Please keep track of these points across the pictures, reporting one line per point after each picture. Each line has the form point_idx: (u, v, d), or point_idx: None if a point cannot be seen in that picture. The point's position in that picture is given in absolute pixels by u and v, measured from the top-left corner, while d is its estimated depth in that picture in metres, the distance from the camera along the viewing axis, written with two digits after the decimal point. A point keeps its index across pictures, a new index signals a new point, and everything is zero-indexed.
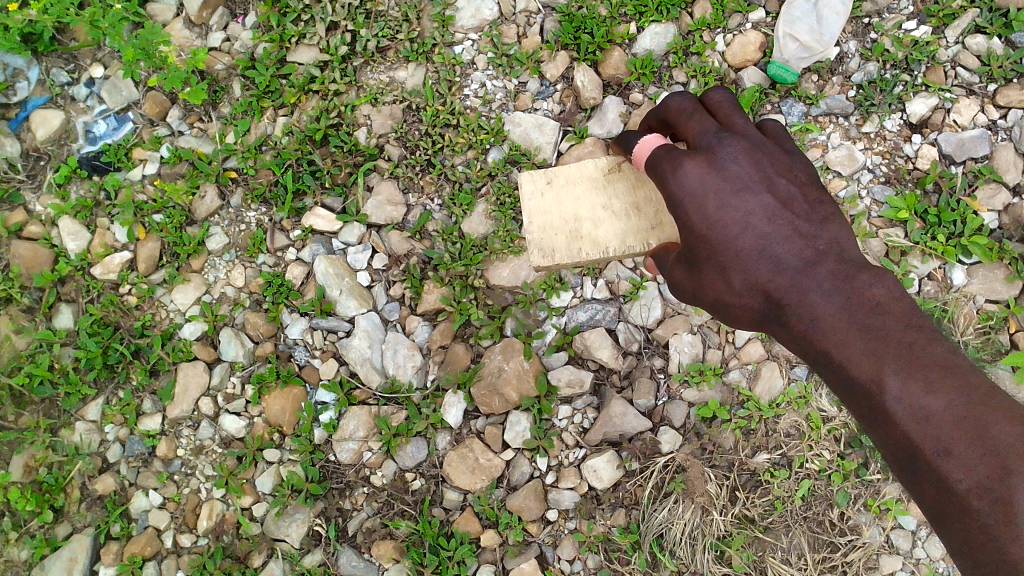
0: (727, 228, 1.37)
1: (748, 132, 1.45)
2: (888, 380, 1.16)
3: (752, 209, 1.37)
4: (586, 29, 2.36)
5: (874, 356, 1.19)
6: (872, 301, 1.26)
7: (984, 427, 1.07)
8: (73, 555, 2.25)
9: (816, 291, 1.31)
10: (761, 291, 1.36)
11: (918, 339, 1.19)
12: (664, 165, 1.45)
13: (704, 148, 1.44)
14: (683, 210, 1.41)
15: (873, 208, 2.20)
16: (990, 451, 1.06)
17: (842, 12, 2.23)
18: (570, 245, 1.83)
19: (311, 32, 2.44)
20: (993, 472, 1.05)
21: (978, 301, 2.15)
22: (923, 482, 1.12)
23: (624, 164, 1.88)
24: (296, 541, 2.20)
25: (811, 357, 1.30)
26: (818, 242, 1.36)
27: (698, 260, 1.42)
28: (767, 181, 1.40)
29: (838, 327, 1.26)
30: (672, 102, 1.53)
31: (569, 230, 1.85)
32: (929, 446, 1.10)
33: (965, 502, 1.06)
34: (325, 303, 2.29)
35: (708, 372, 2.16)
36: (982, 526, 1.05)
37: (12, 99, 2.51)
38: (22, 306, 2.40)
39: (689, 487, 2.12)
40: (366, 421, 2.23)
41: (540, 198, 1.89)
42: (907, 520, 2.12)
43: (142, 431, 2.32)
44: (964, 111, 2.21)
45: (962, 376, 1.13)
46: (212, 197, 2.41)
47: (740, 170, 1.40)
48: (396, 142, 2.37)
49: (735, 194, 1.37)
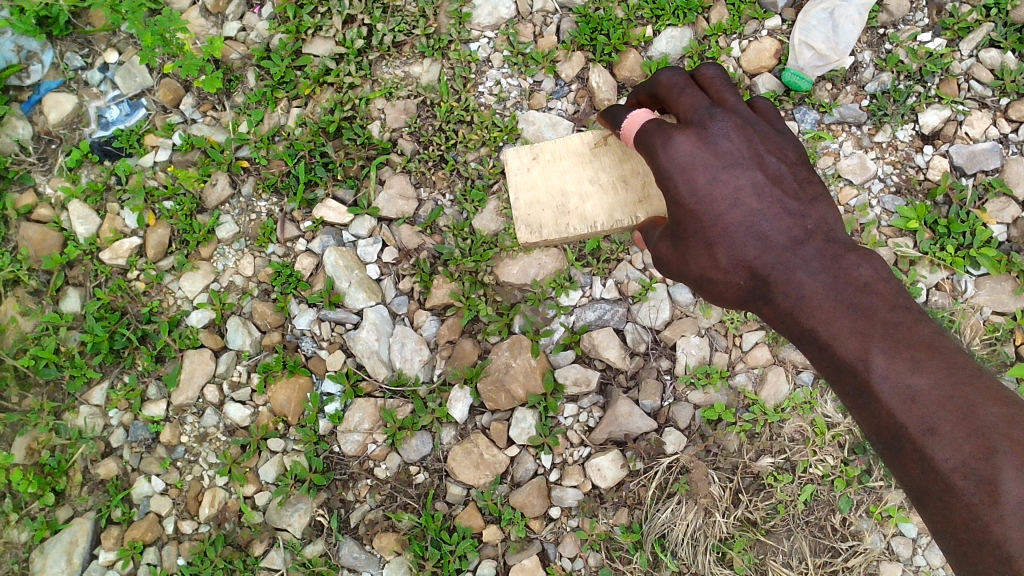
0: (716, 204, 1.43)
1: (739, 110, 1.53)
2: (875, 359, 1.22)
3: (742, 185, 1.43)
4: (602, 31, 2.37)
5: (861, 334, 1.26)
6: (860, 281, 1.33)
7: (969, 408, 1.13)
8: (74, 538, 2.25)
9: (804, 269, 1.38)
10: (746, 269, 1.42)
11: (904, 319, 1.26)
12: (653, 138, 1.51)
13: (696, 123, 1.50)
14: (673, 183, 1.46)
15: (883, 217, 2.22)
16: (976, 432, 1.11)
17: (858, 21, 2.24)
18: (555, 220, 1.95)
19: (327, 24, 2.45)
20: (977, 451, 1.11)
21: (985, 313, 2.16)
22: (908, 462, 1.18)
23: (609, 138, 1.97)
24: (298, 531, 2.21)
25: (795, 334, 1.37)
26: (806, 222, 1.43)
27: (685, 234, 1.48)
28: (757, 159, 1.47)
29: (824, 305, 1.32)
30: (663, 77, 1.61)
31: (555, 205, 1.96)
32: (915, 425, 1.16)
33: (950, 481, 1.12)
34: (334, 295, 2.30)
35: (715, 375, 2.17)
36: (966, 505, 1.10)
37: (25, 82, 2.51)
38: (29, 288, 2.40)
39: (692, 488, 2.13)
40: (372, 414, 2.23)
41: (527, 173, 1.99)
42: (908, 528, 2.13)
43: (146, 417, 2.31)
44: (976, 124, 2.24)
45: (947, 356, 1.19)
46: (223, 186, 2.41)
47: (731, 146, 1.47)
48: (410, 137, 2.39)
49: (726, 170, 1.44)
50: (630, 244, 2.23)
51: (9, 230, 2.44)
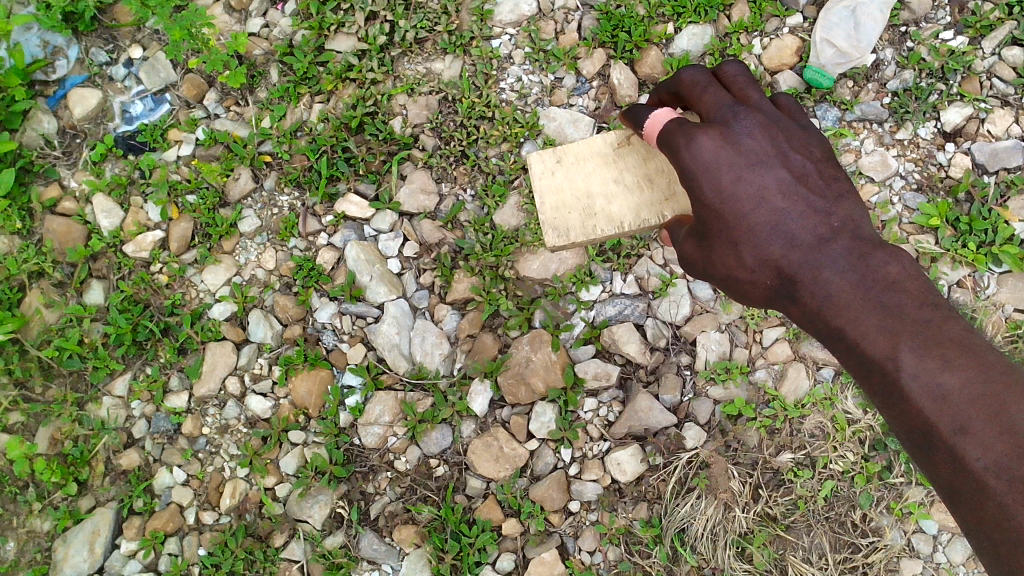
0: (741, 203, 1.44)
1: (762, 107, 1.52)
2: (904, 358, 1.23)
3: (767, 185, 1.44)
4: (623, 28, 2.38)
5: (889, 333, 1.26)
6: (888, 279, 1.34)
7: (1001, 406, 1.13)
8: (96, 527, 2.26)
9: (831, 267, 1.38)
10: (772, 268, 1.43)
11: (934, 317, 1.26)
12: (676, 138, 1.50)
13: (719, 122, 1.51)
14: (696, 182, 1.47)
15: (905, 214, 2.22)
16: (1007, 431, 1.11)
17: (879, 19, 2.23)
18: (583, 222, 1.93)
19: (350, 21, 2.47)
20: (1010, 450, 1.11)
21: (1007, 310, 2.16)
22: (939, 462, 1.18)
23: (633, 138, 1.97)
24: (318, 523, 2.22)
25: (822, 333, 1.38)
26: (832, 219, 1.43)
27: (710, 233, 1.49)
28: (781, 157, 1.47)
29: (852, 303, 1.33)
30: (685, 76, 1.59)
31: (583, 208, 1.95)
32: (946, 424, 1.16)
33: (983, 481, 1.12)
34: (355, 289, 2.30)
35: (735, 370, 2.17)
36: (998, 505, 1.11)
37: (51, 77, 2.53)
38: (54, 281, 2.42)
39: (712, 483, 2.13)
40: (392, 407, 2.24)
41: (551, 176, 1.99)
42: (929, 524, 2.13)
43: (168, 408, 2.34)
44: (999, 122, 2.24)
45: (978, 355, 1.19)
46: (246, 180, 2.42)
47: (755, 145, 1.46)
48: (432, 132, 2.40)
49: (750, 169, 1.44)
50: (651, 239, 2.25)
51: (35, 222, 2.46)
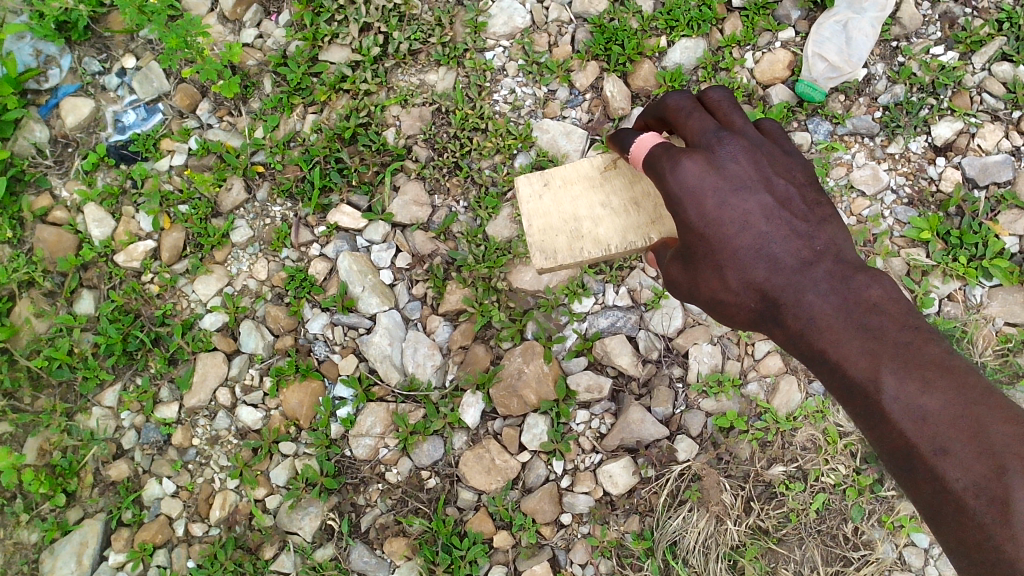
0: (725, 227, 1.43)
1: (747, 132, 1.51)
2: (885, 380, 1.22)
3: (751, 209, 1.43)
4: (617, 41, 2.39)
5: (871, 356, 1.25)
6: (870, 301, 1.33)
7: (980, 428, 1.14)
8: (84, 539, 2.24)
9: (813, 290, 1.37)
10: (756, 290, 1.42)
11: (914, 340, 1.26)
12: (661, 162, 1.50)
13: (704, 147, 1.49)
14: (682, 207, 1.46)
15: (896, 227, 2.23)
16: (987, 452, 1.12)
17: (871, 35, 2.26)
18: (571, 245, 1.92)
19: (344, 32, 2.47)
20: (989, 471, 1.12)
21: (997, 324, 2.17)
22: (919, 482, 1.18)
23: (619, 162, 1.96)
24: (308, 535, 2.21)
25: (805, 355, 1.37)
26: (815, 243, 1.43)
27: (695, 256, 1.48)
28: (765, 182, 1.46)
29: (834, 326, 1.32)
30: (670, 100, 1.58)
31: (570, 231, 1.93)
32: (927, 446, 1.16)
33: (963, 502, 1.13)
34: (347, 300, 2.30)
35: (727, 383, 2.18)
36: (979, 524, 1.11)
37: (43, 86, 2.53)
38: (44, 290, 2.41)
39: (704, 496, 2.13)
40: (384, 418, 2.23)
41: (539, 200, 1.98)
42: (921, 538, 2.12)
43: (158, 419, 2.32)
44: (989, 137, 2.25)
45: (957, 377, 1.19)
46: (238, 190, 2.42)
47: (740, 169, 1.45)
48: (425, 144, 2.40)
49: (735, 193, 1.43)
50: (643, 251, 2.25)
51: (25, 232, 2.44)
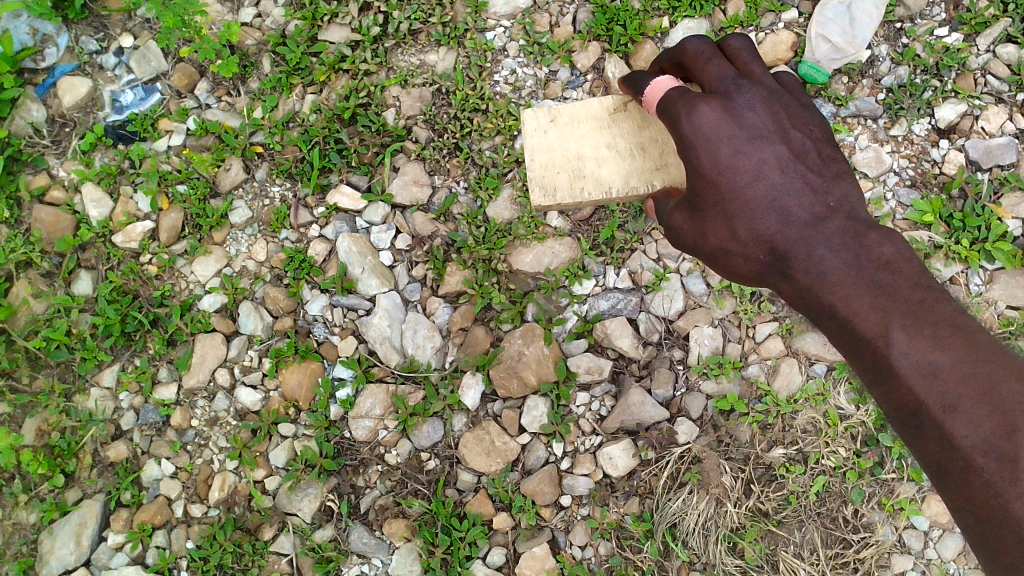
0: (739, 175, 1.45)
1: (764, 82, 1.53)
2: (894, 335, 1.22)
3: (766, 159, 1.45)
4: (619, 21, 2.37)
5: (882, 312, 1.26)
6: (882, 258, 1.34)
7: (991, 385, 1.14)
8: (83, 520, 2.23)
9: (824, 246, 1.38)
10: (765, 243, 1.43)
11: (926, 297, 1.26)
12: (677, 107, 1.51)
13: (722, 94, 1.51)
14: (695, 152, 1.47)
15: (898, 210, 2.22)
16: (997, 409, 1.12)
17: (874, 15, 2.25)
18: (572, 185, 1.92)
19: (343, 12, 2.44)
20: (999, 429, 1.11)
21: (999, 307, 2.16)
22: (927, 440, 1.18)
23: (629, 105, 1.96)
24: (308, 516, 2.21)
25: (812, 311, 1.38)
26: (828, 199, 1.45)
27: (702, 205, 1.49)
28: (781, 134, 1.48)
29: (845, 281, 1.33)
30: (690, 45, 1.60)
31: (572, 171, 1.93)
32: (936, 403, 1.16)
33: (971, 459, 1.12)
34: (347, 281, 2.29)
35: (727, 365, 2.17)
36: (986, 483, 1.11)
37: (40, 65, 2.50)
38: (42, 270, 2.40)
39: (704, 478, 2.12)
40: (384, 400, 2.23)
41: (543, 135, 1.98)
42: (919, 521, 2.12)
43: (157, 400, 2.31)
44: (993, 119, 2.24)
45: (969, 334, 1.19)
46: (237, 170, 2.40)
47: (756, 120, 1.48)
48: (425, 124, 2.39)
49: (751, 143, 1.45)
50: (644, 234, 2.25)
51: (23, 212, 2.43)
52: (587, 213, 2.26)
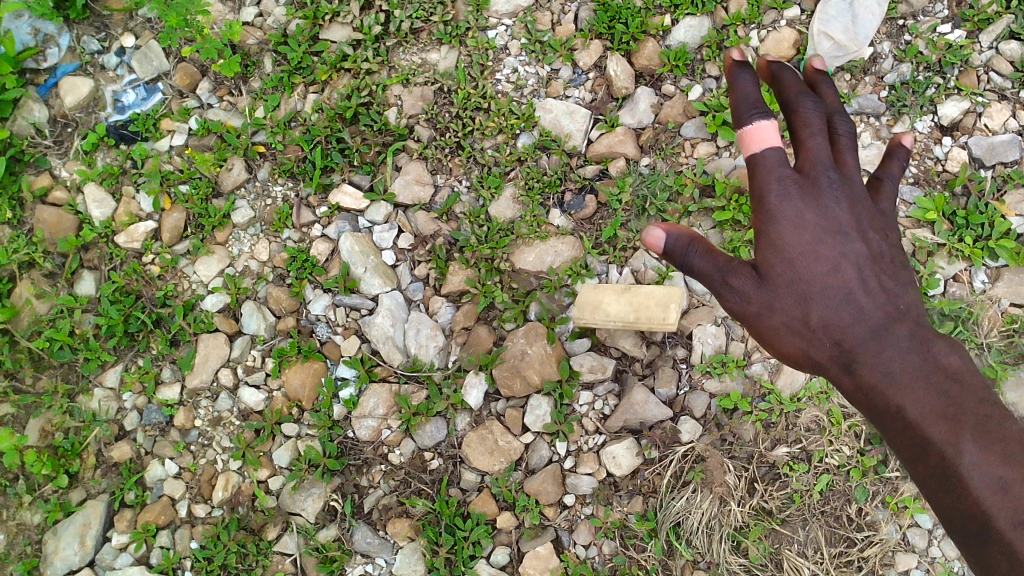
0: (794, 198, 1.39)
1: (841, 119, 1.46)
2: (920, 388, 1.27)
3: (822, 190, 1.39)
4: (621, 19, 2.36)
5: (907, 364, 1.29)
6: (906, 313, 1.35)
7: (1004, 446, 1.23)
8: (87, 520, 2.24)
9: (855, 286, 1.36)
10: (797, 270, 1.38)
11: (948, 357, 1.30)
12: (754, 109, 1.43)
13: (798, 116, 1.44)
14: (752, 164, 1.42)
15: (902, 208, 2.20)
16: (1011, 473, 1.21)
17: (877, 13, 2.23)
18: (601, 323, 2.14)
19: (345, 11, 2.44)
20: (1012, 490, 1.20)
21: (1003, 305, 2.15)
22: (938, 488, 1.24)
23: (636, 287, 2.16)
24: (312, 515, 2.21)
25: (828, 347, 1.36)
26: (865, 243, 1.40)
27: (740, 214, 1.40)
28: (839, 170, 1.42)
29: (872, 327, 1.33)
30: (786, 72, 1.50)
31: (594, 309, 2.15)
32: (958, 456, 1.22)
33: (987, 510, 1.19)
34: (349, 281, 2.29)
35: (731, 364, 2.15)
36: (999, 535, 1.19)
37: (42, 65, 2.50)
38: (44, 271, 2.39)
39: (708, 477, 2.12)
40: (387, 399, 2.23)
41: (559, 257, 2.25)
42: (924, 519, 2.10)
43: (160, 401, 2.31)
44: (996, 116, 2.23)
45: (982, 399, 1.27)
46: (239, 170, 2.41)
47: (821, 150, 1.41)
48: (426, 123, 2.38)
49: (810, 172, 1.40)
50: (646, 233, 2.27)
51: (25, 212, 2.43)
52: (590, 211, 2.29)
